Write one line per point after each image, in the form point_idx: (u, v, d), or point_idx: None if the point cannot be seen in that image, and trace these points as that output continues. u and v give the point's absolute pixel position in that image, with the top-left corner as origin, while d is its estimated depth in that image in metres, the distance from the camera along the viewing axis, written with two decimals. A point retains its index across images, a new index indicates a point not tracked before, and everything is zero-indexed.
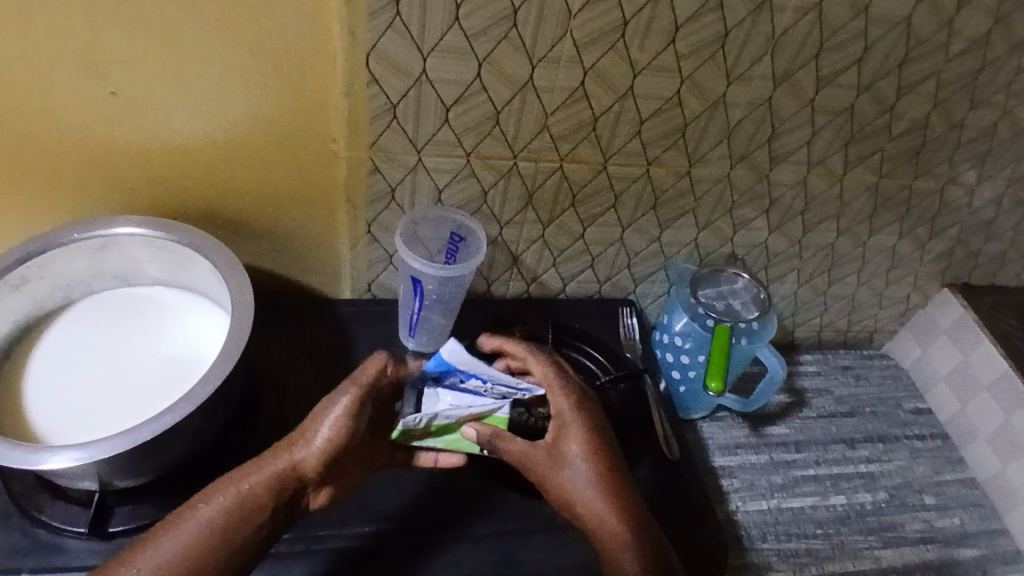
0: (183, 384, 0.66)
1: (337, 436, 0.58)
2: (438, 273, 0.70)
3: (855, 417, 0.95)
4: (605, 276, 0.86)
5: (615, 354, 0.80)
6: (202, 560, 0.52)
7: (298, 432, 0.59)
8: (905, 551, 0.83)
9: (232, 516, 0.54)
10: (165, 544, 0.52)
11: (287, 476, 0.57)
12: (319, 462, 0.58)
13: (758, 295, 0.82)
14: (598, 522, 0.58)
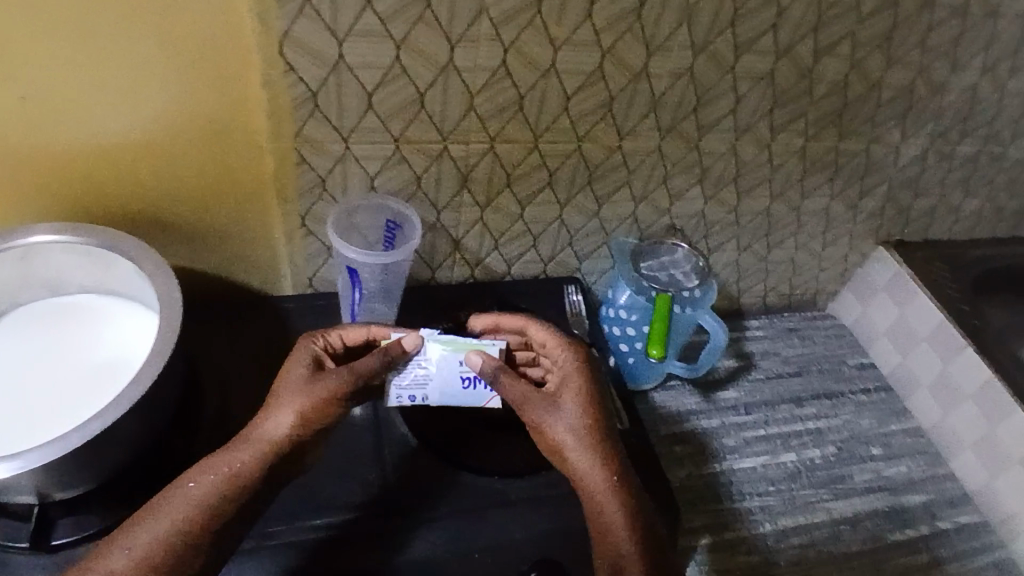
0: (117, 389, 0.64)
1: (319, 413, 0.59)
2: (373, 261, 0.68)
3: (802, 376, 0.98)
4: (548, 256, 0.86)
5: (560, 331, 0.81)
6: (190, 540, 0.54)
7: (272, 404, 0.59)
8: (855, 501, 0.86)
9: (219, 497, 0.56)
10: (154, 525, 0.54)
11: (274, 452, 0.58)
12: (301, 436, 0.59)
13: (697, 263, 0.85)
14: (586, 473, 0.59)
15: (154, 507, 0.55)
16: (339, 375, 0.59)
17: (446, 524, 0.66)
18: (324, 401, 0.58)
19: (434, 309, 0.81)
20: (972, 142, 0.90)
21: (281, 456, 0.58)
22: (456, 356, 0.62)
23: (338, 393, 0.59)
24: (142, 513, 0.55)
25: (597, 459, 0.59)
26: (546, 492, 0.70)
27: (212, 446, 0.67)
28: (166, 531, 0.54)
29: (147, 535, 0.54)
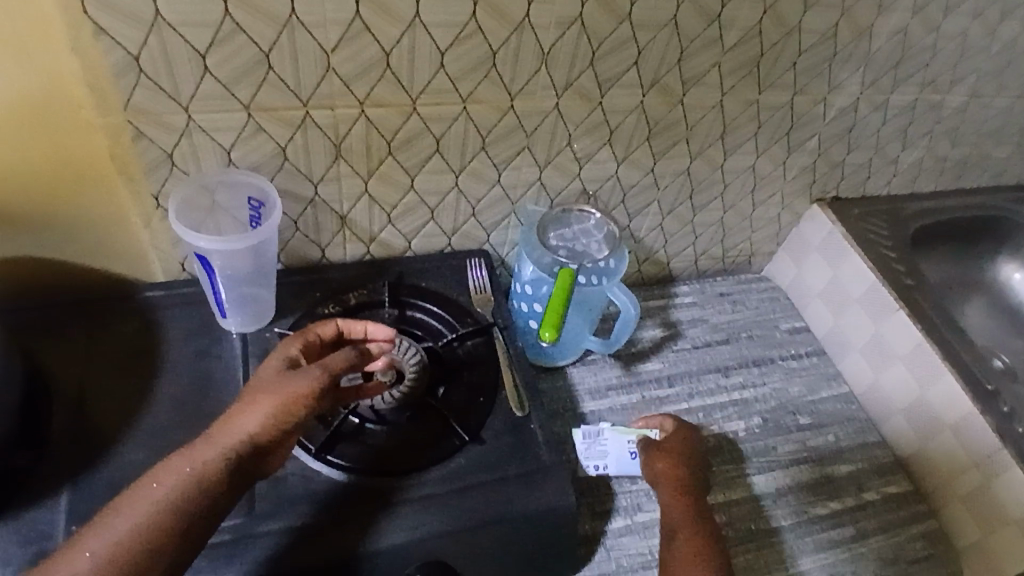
0: None
1: (294, 407, 0.54)
2: (223, 246, 0.61)
3: (731, 343, 0.93)
4: (452, 229, 0.79)
5: (459, 309, 0.76)
6: (155, 546, 0.48)
7: (241, 402, 0.55)
8: (777, 474, 0.82)
9: (188, 497, 0.50)
10: (119, 528, 0.48)
11: (243, 450, 0.53)
12: (274, 432, 0.54)
13: (610, 231, 0.78)
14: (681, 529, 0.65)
15: (111, 513, 0.49)
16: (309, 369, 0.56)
17: (317, 531, 0.59)
18: (297, 395, 0.54)
19: (323, 292, 0.74)
20: (907, 89, 0.84)
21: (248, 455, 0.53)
22: (627, 436, 0.77)
23: (312, 387, 0.55)
24: (101, 519, 0.49)
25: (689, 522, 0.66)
26: (435, 490, 0.63)
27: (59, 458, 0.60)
28: (131, 534, 0.48)
29: (110, 538, 0.48)
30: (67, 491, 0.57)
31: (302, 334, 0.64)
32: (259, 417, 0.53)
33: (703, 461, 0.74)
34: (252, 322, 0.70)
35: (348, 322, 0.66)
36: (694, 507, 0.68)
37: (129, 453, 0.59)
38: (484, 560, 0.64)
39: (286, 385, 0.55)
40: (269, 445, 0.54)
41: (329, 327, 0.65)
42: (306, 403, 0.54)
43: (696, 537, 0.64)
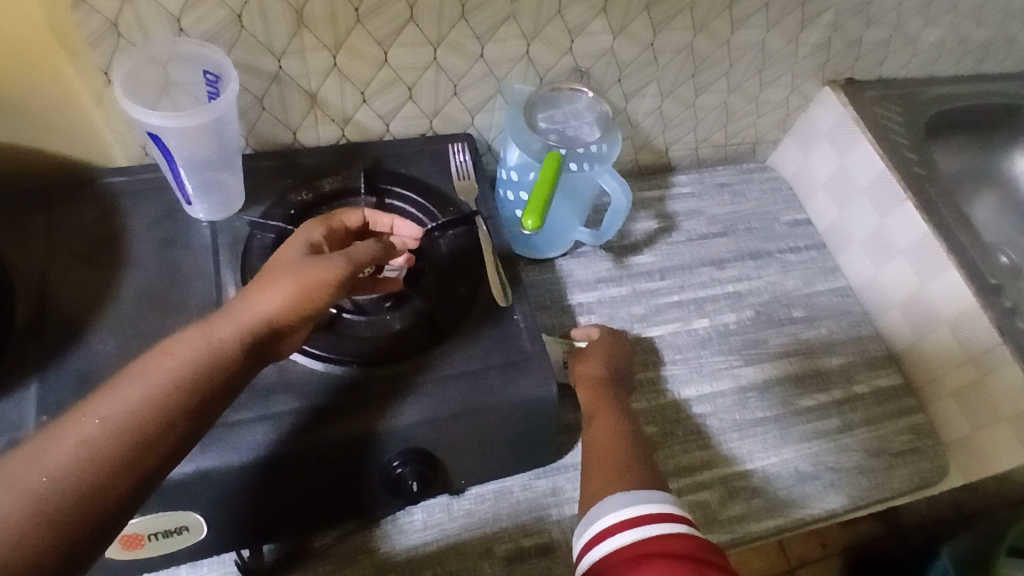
0: None
1: (324, 290, 0.50)
2: (174, 122, 0.56)
3: (728, 236, 0.90)
4: (432, 110, 0.74)
5: (441, 197, 0.72)
6: (169, 419, 0.43)
7: (265, 279, 0.50)
8: (766, 366, 0.81)
9: (206, 372, 0.45)
10: (130, 396, 0.43)
11: (264, 330, 0.48)
12: (298, 314, 0.49)
13: (602, 111, 0.72)
14: (595, 431, 0.63)
15: (119, 380, 0.44)
16: (341, 253, 0.52)
17: (296, 419, 0.58)
18: (326, 277, 0.50)
19: (295, 178, 0.70)
20: None
21: (269, 335, 0.49)
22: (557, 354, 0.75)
23: (344, 272, 0.51)
24: (106, 387, 0.44)
25: (602, 420, 0.64)
26: (414, 380, 0.61)
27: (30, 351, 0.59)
28: (144, 404, 0.43)
29: (121, 406, 0.43)
30: (35, 381, 0.55)
31: (325, 221, 0.59)
32: (286, 294, 0.49)
33: (625, 362, 0.73)
34: (217, 211, 0.66)
35: (378, 215, 0.66)
36: (614, 398, 0.67)
37: (99, 343, 0.58)
38: (465, 451, 0.64)
39: (318, 265, 0.50)
40: (292, 329, 0.50)
41: (355, 216, 0.63)
42: (335, 288, 0.50)
43: (616, 423, 0.63)
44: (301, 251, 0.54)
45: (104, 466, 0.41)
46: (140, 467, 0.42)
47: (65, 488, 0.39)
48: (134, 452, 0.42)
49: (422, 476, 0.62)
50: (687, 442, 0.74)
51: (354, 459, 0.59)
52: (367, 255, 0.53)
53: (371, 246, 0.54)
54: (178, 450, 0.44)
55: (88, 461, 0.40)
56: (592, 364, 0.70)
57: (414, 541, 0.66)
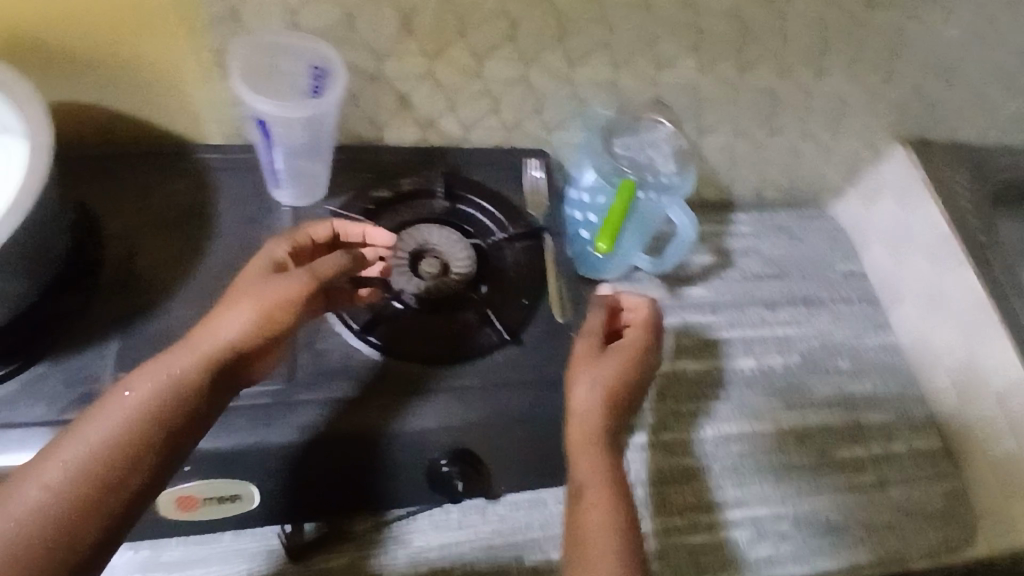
0: None
1: (282, 312, 0.51)
2: (276, 112, 0.59)
3: (782, 279, 0.90)
4: (512, 123, 0.76)
5: (513, 209, 0.73)
6: (137, 457, 0.46)
7: (225, 304, 0.51)
8: (808, 412, 0.81)
9: (165, 408, 0.47)
10: (86, 442, 0.45)
11: (226, 357, 0.50)
12: (261, 337, 0.51)
13: (679, 145, 0.75)
14: (583, 478, 0.52)
15: (83, 423, 0.46)
16: (299, 271, 0.54)
17: (355, 405, 0.60)
18: (288, 297, 0.52)
19: (375, 174, 0.72)
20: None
21: (230, 361, 0.50)
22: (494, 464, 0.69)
23: (301, 289, 0.52)
24: (61, 437, 0.46)
25: (601, 463, 0.53)
26: (471, 383, 0.63)
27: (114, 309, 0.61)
28: (103, 448, 0.45)
29: (78, 453, 0.44)
30: (118, 339, 0.58)
31: (292, 235, 0.60)
32: (245, 320, 0.50)
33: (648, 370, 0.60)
34: (302, 198, 0.69)
35: (346, 223, 0.64)
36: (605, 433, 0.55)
37: (182, 309, 0.61)
38: (510, 458, 0.66)
39: (275, 286, 0.52)
40: (253, 351, 0.52)
41: (323, 228, 0.62)
42: (296, 306, 0.52)
43: (599, 476, 0.52)
44: (263, 271, 0.55)
45: (72, 509, 0.43)
46: (110, 506, 0.44)
47: (31, 535, 0.42)
48: (98, 495, 0.44)
49: (467, 480, 0.62)
50: (720, 477, 0.75)
51: (405, 452, 0.62)
52: (333, 267, 0.56)
53: (333, 256, 0.56)
54: (146, 486, 0.46)
55: (53, 512, 0.43)
56: (610, 358, 0.59)
57: (447, 538, 0.68)
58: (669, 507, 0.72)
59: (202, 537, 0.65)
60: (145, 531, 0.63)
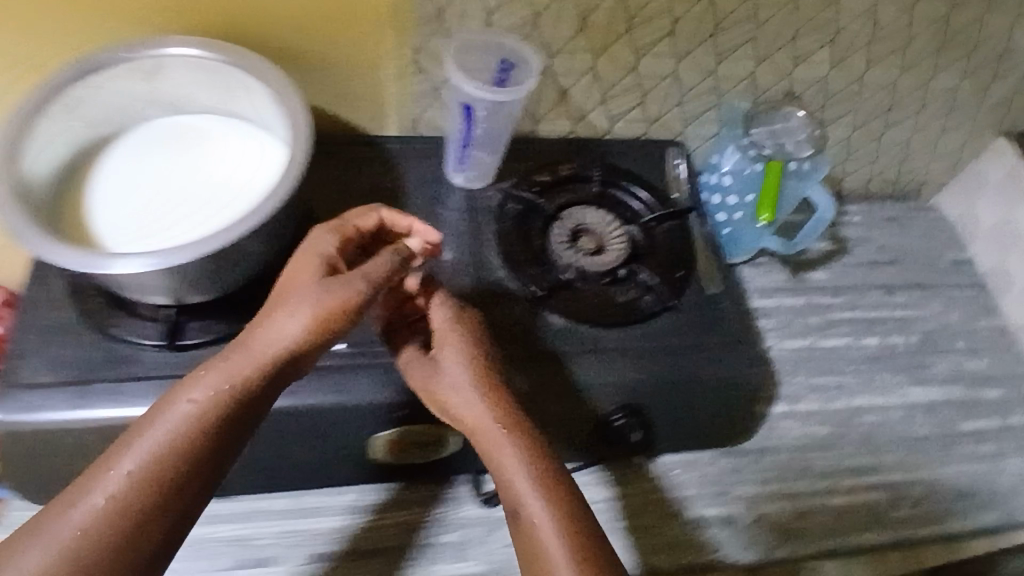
0: (230, 210, 0.61)
1: (337, 316, 0.49)
2: (484, 93, 0.68)
3: (896, 265, 0.95)
4: (654, 116, 0.84)
5: (660, 192, 0.80)
6: (194, 468, 0.45)
7: (282, 306, 0.49)
8: (933, 388, 0.85)
9: (223, 416, 0.46)
10: (147, 446, 0.44)
11: (284, 360, 0.49)
12: (320, 341, 0.49)
13: (812, 133, 0.81)
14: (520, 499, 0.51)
15: (144, 432, 0.45)
16: (355, 277, 0.50)
17: (541, 362, 0.67)
18: (349, 300, 0.49)
19: (535, 162, 0.80)
20: None
21: (290, 366, 0.49)
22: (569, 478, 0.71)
23: (358, 297, 0.49)
24: (123, 442, 0.45)
25: (531, 489, 0.51)
26: (642, 343, 0.70)
27: None
28: (164, 453, 0.44)
29: (138, 459, 0.44)
30: None
31: (341, 227, 0.56)
32: (302, 327, 0.48)
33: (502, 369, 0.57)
34: (477, 181, 0.77)
35: (394, 214, 0.58)
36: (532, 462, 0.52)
37: None
38: (674, 417, 0.70)
39: (332, 291, 0.49)
40: (315, 355, 0.50)
41: (369, 218, 0.57)
42: (352, 315, 0.49)
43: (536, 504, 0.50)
44: (312, 273, 0.52)
45: (122, 525, 0.42)
46: (164, 519, 0.44)
47: (90, 550, 0.41)
48: (151, 508, 0.43)
49: (640, 428, 0.68)
50: (858, 447, 0.78)
51: (583, 406, 0.67)
52: (384, 270, 0.52)
53: (383, 258, 0.52)
54: (197, 494, 0.45)
55: (104, 529, 0.42)
56: (443, 363, 0.56)
57: (611, 494, 0.71)
58: (812, 470, 0.75)
59: (401, 484, 0.73)
60: (348, 476, 0.70)
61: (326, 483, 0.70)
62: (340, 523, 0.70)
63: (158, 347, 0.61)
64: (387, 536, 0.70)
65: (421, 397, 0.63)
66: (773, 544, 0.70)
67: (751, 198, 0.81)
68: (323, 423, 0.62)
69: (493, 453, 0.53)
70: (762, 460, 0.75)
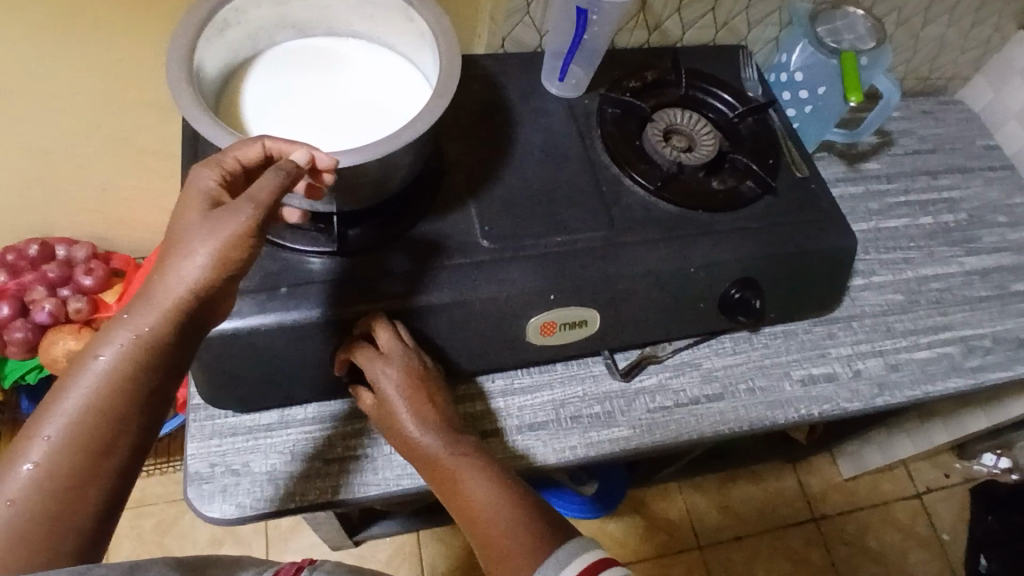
0: (387, 121, 0.63)
1: (236, 252, 0.49)
2: None
3: (938, 152, 1.03)
4: (722, 22, 0.90)
5: (740, 93, 0.84)
6: (120, 418, 0.49)
7: (167, 250, 0.49)
8: (984, 257, 0.94)
9: (137, 367, 0.49)
10: (67, 410, 0.48)
11: (187, 304, 0.49)
12: (218, 280, 0.49)
13: (872, 26, 0.86)
14: (471, 498, 0.60)
15: (55, 395, 0.49)
16: (241, 202, 0.49)
17: (667, 244, 0.71)
18: (238, 233, 0.48)
19: (621, 69, 0.85)
20: None
21: (184, 311, 0.50)
22: (606, 381, 0.77)
23: (249, 226, 0.48)
24: (46, 404, 0.48)
25: (472, 488, 0.60)
26: (750, 223, 0.74)
27: (457, 183, 0.73)
28: (80, 415, 0.48)
29: (61, 423, 0.47)
30: (472, 202, 0.72)
31: (218, 161, 0.53)
32: (208, 270, 0.49)
33: (426, 395, 0.65)
34: (575, 90, 0.82)
35: (279, 142, 0.53)
36: (441, 442, 0.63)
37: (511, 177, 0.74)
38: (781, 290, 0.77)
39: (216, 233, 0.48)
40: (213, 294, 0.50)
41: (252, 150, 0.53)
42: (247, 245, 0.49)
43: (478, 482, 0.60)
44: (199, 210, 0.50)
45: (68, 481, 0.47)
46: (103, 469, 0.48)
47: (35, 507, 0.46)
48: (99, 459, 0.48)
49: (759, 298, 0.74)
50: (927, 309, 0.87)
51: (704, 284, 0.73)
52: (272, 192, 0.49)
53: (269, 176, 0.50)
54: (138, 442, 0.50)
55: (65, 483, 0.47)
56: (385, 384, 0.64)
57: (728, 361, 0.79)
58: (893, 331, 0.84)
59: (542, 366, 0.77)
60: (492, 370, 0.75)
61: (471, 378, 0.75)
62: (492, 405, 0.74)
63: (320, 257, 0.65)
64: (540, 411, 0.74)
65: (570, 279, 0.68)
66: (872, 397, 0.79)
67: (823, 90, 0.87)
68: (479, 311, 0.67)
69: (461, 467, 0.61)
70: (852, 325, 0.84)
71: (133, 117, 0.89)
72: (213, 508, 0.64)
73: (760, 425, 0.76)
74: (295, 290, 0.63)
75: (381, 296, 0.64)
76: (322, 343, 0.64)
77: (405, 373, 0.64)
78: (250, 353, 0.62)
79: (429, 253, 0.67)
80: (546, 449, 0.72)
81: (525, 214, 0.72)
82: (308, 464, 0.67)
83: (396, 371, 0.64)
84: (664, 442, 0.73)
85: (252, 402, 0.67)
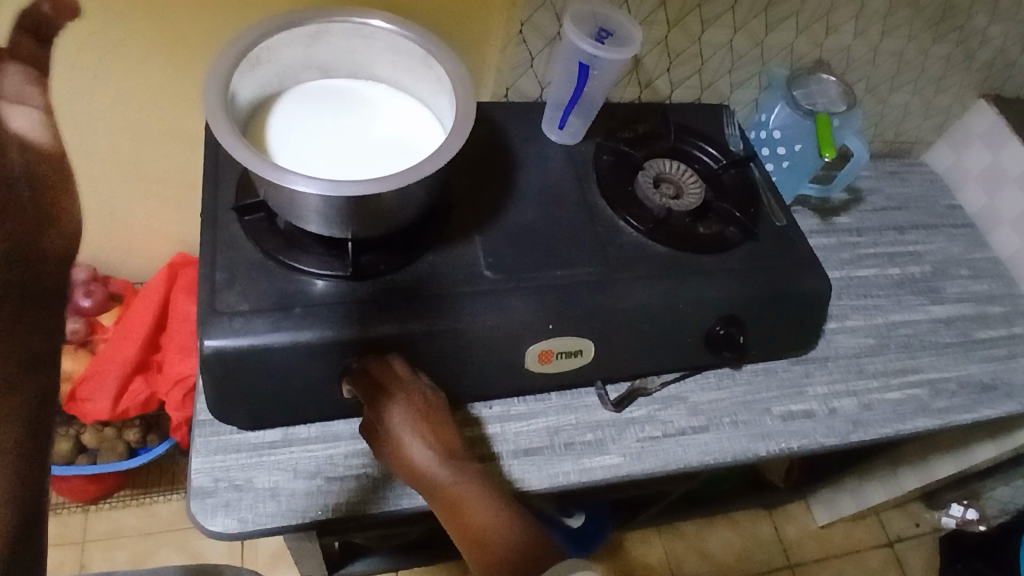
0: (403, 157, 0.68)
1: None
2: (600, 56, 0.79)
3: (903, 209, 1.11)
4: (708, 82, 0.98)
5: (723, 146, 0.90)
6: None
7: None
8: (949, 306, 1.00)
9: None
10: None
11: None
12: None
13: (844, 91, 0.94)
14: (470, 522, 0.62)
15: None
16: None
17: (656, 280, 0.76)
18: None
19: (616, 120, 0.91)
20: None
21: None
22: (598, 413, 0.80)
23: None
24: None
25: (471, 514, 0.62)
26: (733, 265, 0.79)
27: (463, 218, 0.77)
28: None
29: None
30: (477, 236, 0.76)
31: None
32: None
33: (431, 424, 0.67)
34: (572, 138, 0.88)
35: None
36: (442, 469, 0.64)
37: (513, 215, 0.79)
38: (760, 328, 0.82)
39: None
40: None
41: None
42: None
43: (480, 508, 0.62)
44: None
45: None
46: None
47: None
48: None
49: (742, 334, 0.79)
50: (897, 352, 0.92)
51: (691, 319, 0.77)
52: None
53: None
54: None
55: None
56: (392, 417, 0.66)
57: (712, 396, 0.83)
58: (866, 371, 0.89)
59: (538, 395, 0.80)
60: (489, 397, 0.77)
61: (470, 403, 0.78)
62: (488, 431, 0.77)
63: (325, 280, 0.68)
64: (536, 438, 0.77)
65: (567, 310, 0.72)
66: (846, 432, 0.83)
67: (799, 147, 0.95)
68: (480, 338, 0.70)
69: (459, 491, 0.63)
70: (827, 364, 0.89)
71: (149, 146, 0.93)
72: (215, 521, 0.66)
73: (743, 457, 0.79)
74: (308, 311, 0.66)
75: (391, 320, 0.68)
76: (330, 362, 0.67)
77: (411, 406, 0.66)
78: (261, 368, 0.65)
79: (434, 281, 0.71)
80: (540, 474, 0.75)
81: (526, 248, 0.76)
82: (309, 481, 0.70)
83: (403, 406, 0.66)
84: (653, 470, 0.77)
85: (261, 419, 0.70)
